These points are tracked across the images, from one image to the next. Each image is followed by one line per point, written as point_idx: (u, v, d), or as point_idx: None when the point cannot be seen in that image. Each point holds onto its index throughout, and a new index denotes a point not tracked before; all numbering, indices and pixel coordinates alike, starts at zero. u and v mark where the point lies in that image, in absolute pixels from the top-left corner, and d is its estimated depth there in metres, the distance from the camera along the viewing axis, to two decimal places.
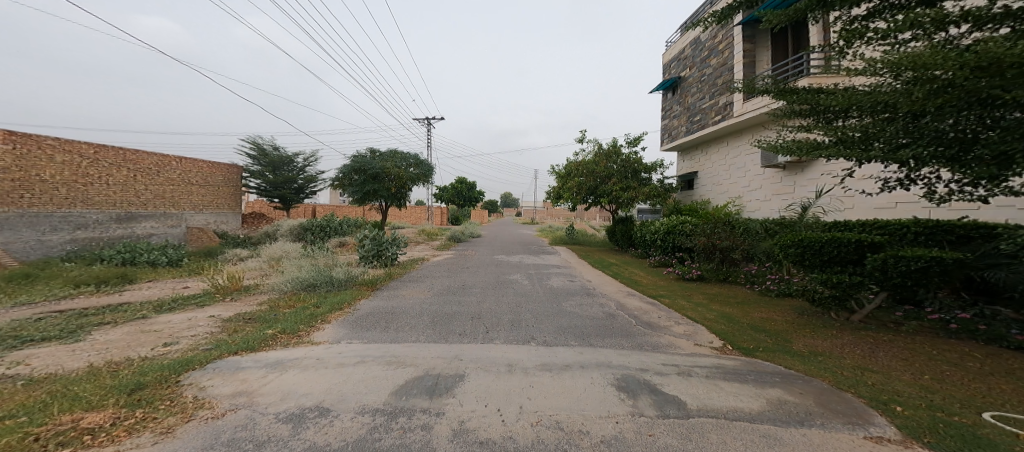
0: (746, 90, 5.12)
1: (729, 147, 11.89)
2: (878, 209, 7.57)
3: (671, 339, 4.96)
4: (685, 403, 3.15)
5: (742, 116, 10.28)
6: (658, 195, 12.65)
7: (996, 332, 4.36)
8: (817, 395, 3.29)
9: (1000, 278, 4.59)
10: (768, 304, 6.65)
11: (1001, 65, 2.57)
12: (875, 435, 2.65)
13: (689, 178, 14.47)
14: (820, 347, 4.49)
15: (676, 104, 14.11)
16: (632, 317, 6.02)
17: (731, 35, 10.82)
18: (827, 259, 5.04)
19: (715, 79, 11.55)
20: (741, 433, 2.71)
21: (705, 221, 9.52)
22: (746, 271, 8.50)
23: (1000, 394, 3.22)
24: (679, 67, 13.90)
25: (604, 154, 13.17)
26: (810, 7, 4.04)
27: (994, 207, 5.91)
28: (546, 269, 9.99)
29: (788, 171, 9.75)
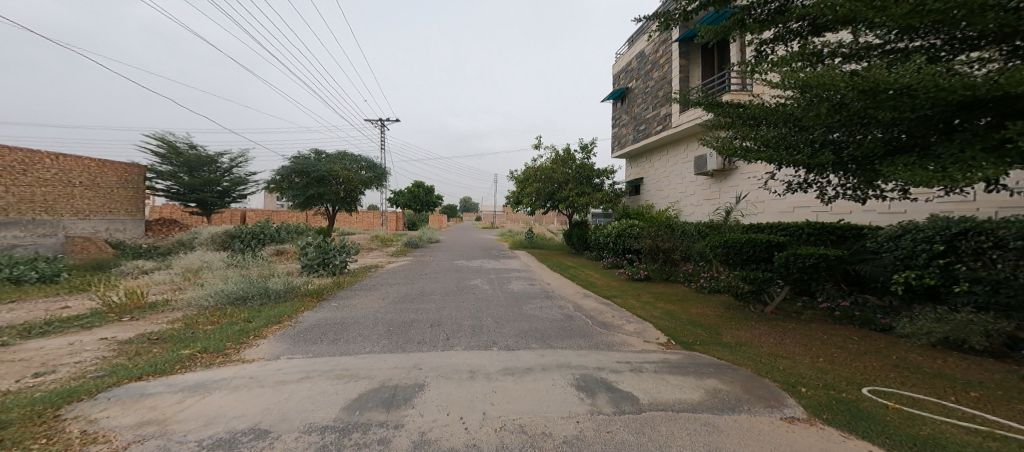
0: (680, 102, 5.50)
1: (669, 155, 12.80)
2: (782, 213, 8.60)
3: (623, 337, 5.23)
4: (638, 398, 3.33)
5: (678, 126, 11.15)
6: (610, 200, 13.26)
7: (867, 318, 5.17)
8: (743, 383, 3.63)
9: (866, 271, 5.45)
10: (703, 300, 7.23)
11: (878, 89, 2.87)
12: (789, 416, 2.99)
13: (636, 184, 15.32)
14: (744, 338, 4.98)
15: (624, 113, 14.93)
16: (588, 317, 6.25)
17: (670, 50, 11.72)
18: (746, 258, 5.61)
19: (657, 91, 12.42)
20: (686, 423, 2.92)
21: (651, 224, 10.20)
22: (684, 271, 9.11)
23: (876, 371, 3.78)
24: (627, 77, 14.70)
25: (560, 160, 13.51)
26: (733, 27, 4.46)
27: (861, 211, 6.93)
28: (506, 273, 10.03)
29: (715, 179, 10.69)
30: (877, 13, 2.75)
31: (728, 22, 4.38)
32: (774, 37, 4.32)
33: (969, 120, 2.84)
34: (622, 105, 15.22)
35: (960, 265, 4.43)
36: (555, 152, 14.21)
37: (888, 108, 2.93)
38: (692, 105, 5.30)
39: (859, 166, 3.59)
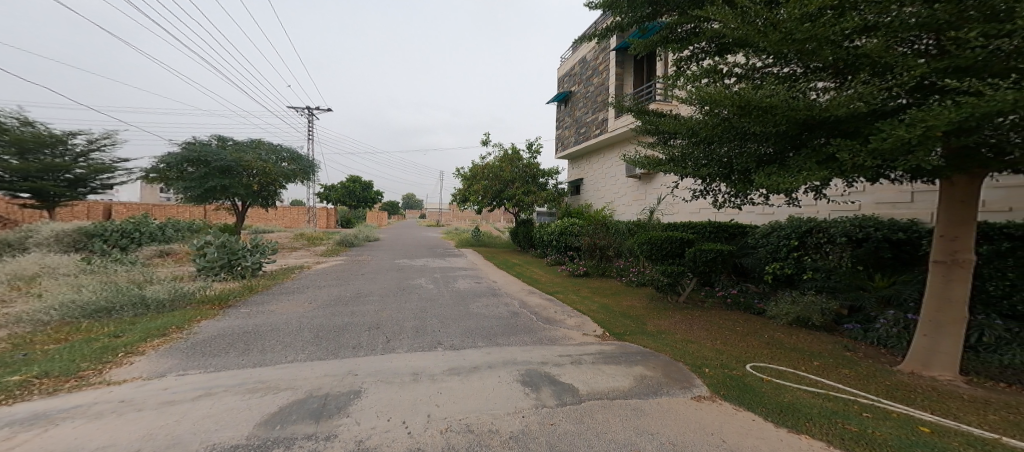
0: (616, 107, 5.84)
1: (605, 157, 13.53)
2: (692, 213, 9.55)
3: (564, 331, 5.41)
4: (577, 389, 3.48)
5: (613, 131, 11.84)
6: (554, 200, 13.64)
7: (748, 303, 5.96)
8: (663, 367, 3.98)
9: (749, 262, 6.52)
10: (632, 293, 7.77)
11: (751, 108, 3.26)
12: (698, 395, 3.34)
13: (577, 184, 15.98)
14: (665, 326, 5.45)
15: (567, 115, 15.47)
16: (533, 314, 6.34)
17: (608, 58, 12.36)
18: (665, 253, 6.21)
19: (596, 97, 13.04)
20: (619, 409, 3.11)
21: (591, 222, 10.76)
22: (617, 266, 9.60)
23: (753, 349, 4.38)
24: (570, 81, 15.24)
25: (507, 159, 13.62)
26: (658, 42, 4.94)
27: (745, 212, 7.96)
28: (452, 272, 9.86)
29: (642, 181, 11.52)
30: (762, 37, 3.10)
31: (656, 38, 4.81)
32: (689, 56, 4.83)
33: (814, 138, 3.39)
34: (565, 108, 15.77)
35: (807, 257, 5.60)
36: (501, 151, 14.27)
37: (760, 123, 3.33)
38: (625, 111, 5.69)
39: (739, 176, 4.11)
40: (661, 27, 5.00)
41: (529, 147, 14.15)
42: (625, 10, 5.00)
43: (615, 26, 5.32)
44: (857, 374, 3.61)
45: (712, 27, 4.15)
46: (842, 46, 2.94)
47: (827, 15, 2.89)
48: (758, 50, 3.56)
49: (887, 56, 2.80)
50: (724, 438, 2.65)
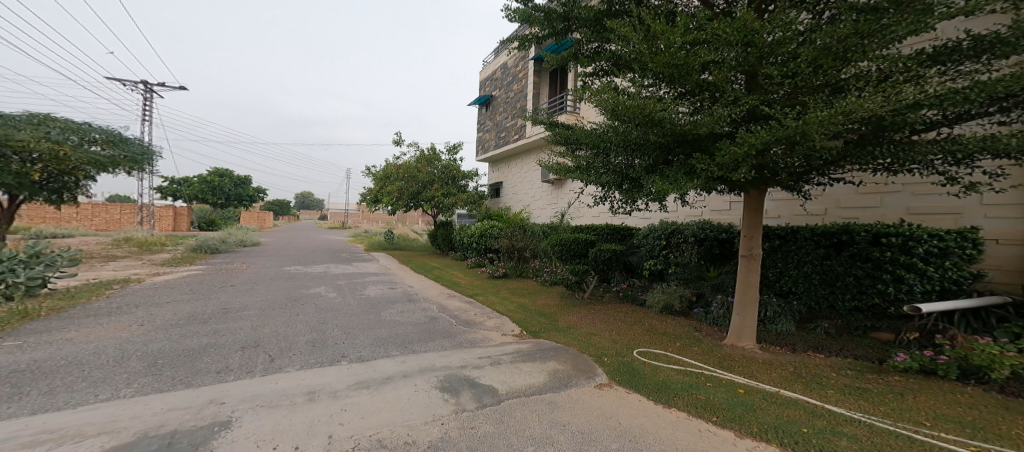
0: (531, 116, 5.78)
1: (523, 162, 13.85)
2: (597, 216, 10.21)
3: (484, 333, 5.05)
4: (497, 390, 3.21)
5: (531, 137, 12.20)
6: (474, 202, 13.45)
7: (634, 295, 6.60)
8: (572, 360, 4.03)
9: (635, 259, 7.12)
10: (547, 292, 7.90)
11: (640, 116, 3.47)
12: (601, 383, 3.47)
13: (496, 187, 16.05)
14: (574, 321, 5.59)
15: (487, 119, 15.51)
16: (452, 317, 5.86)
17: (527, 67, 12.74)
18: (572, 254, 6.68)
19: (516, 103, 13.32)
20: (535, 405, 2.98)
21: (510, 225, 10.96)
22: (532, 267, 9.69)
23: (638, 336, 4.78)
24: (491, 86, 15.31)
25: (425, 159, 13.15)
26: (569, 58, 5.03)
27: (635, 217, 8.59)
28: (362, 278, 9.02)
29: (556, 186, 12.01)
30: (651, 56, 3.29)
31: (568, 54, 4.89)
32: (594, 72, 4.99)
33: (673, 155, 3.91)
34: (486, 112, 15.84)
35: (671, 253, 6.30)
36: (419, 151, 13.68)
37: (649, 130, 3.57)
38: (539, 121, 5.64)
39: (626, 185, 4.29)
40: (573, 44, 4.98)
41: (449, 148, 13.81)
42: (541, 24, 4.86)
43: (532, 35, 5.28)
44: (701, 350, 4.14)
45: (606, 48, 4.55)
46: (699, 76, 3.35)
47: (695, 45, 3.26)
48: (640, 68, 3.66)
49: (721, 88, 3.31)
50: (620, 421, 2.75)
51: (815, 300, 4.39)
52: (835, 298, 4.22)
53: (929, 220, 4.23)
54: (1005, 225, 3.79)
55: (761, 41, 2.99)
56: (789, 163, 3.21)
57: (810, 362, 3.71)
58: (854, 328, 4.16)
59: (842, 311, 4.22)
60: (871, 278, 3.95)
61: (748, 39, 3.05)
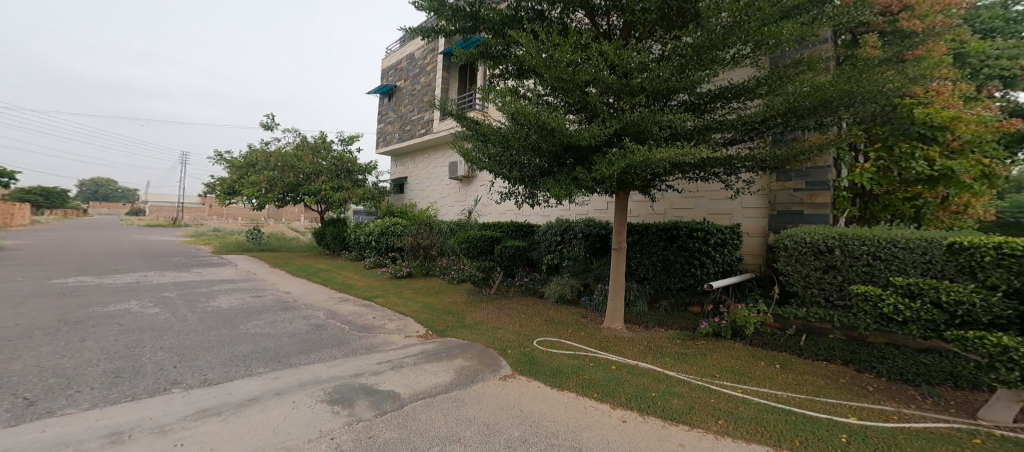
0: (440, 108, 5.68)
1: (430, 158, 13.54)
2: (503, 214, 10.51)
3: (385, 337, 4.87)
4: (399, 394, 3.15)
5: (438, 133, 12.02)
6: (370, 198, 12.41)
7: (536, 288, 7.04)
8: (478, 356, 4.16)
9: (537, 254, 7.56)
10: (454, 290, 7.90)
11: (533, 120, 3.75)
12: (506, 375, 3.65)
13: (400, 183, 15.31)
14: (481, 317, 5.74)
15: (391, 110, 14.76)
16: (346, 323, 5.49)
17: (435, 61, 12.50)
18: (478, 250, 6.87)
19: (423, 96, 12.94)
20: (441, 404, 3.02)
21: (412, 222, 10.62)
22: (439, 265, 9.57)
23: (537, 327, 5.16)
24: (395, 76, 14.60)
25: (309, 148, 12.15)
26: (478, 56, 5.01)
27: (537, 215, 9.07)
28: (216, 287, 7.78)
29: (463, 183, 12.02)
30: (544, 68, 3.66)
31: (476, 51, 4.85)
32: (501, 73, 5.08)
33: (565, 160, 4.28)
34: (389, 102, 15.02)
35: (567, 248, 6.87)
36: (302, 138, 12.58)
37: (545, 135, 3.89)
38: (447, 113, 5.58)
39: (528, 182, 4.57)
40: (480, 42, 5.01)
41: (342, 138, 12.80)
42: (450, 18, 4.86)
43: (439, 29, 5.23)
44: (586, 334, 4.66)
45: (510, 50, 4.65)
46: (583, 90, 3.80)
47: (580, 62, 3.70)
48: (537, 78, 4.06)
49: (597, 105, 3.77)
50: (522, 408, 2.95)
51: (664, 286, 5.24)
52: (673, 282, 5.14)
53: (715, 217, 5.64)
54: (752, 222, 5.26)
55: (625, 67, 3.56)
56: (639, 171, 3.85)
57: (668, 337, 4.43)
58: (680, 304, 5.11)
59: (677, 292, 5.16)
60: (697, 263, 4.91)
61: (618, 62, 3.59)
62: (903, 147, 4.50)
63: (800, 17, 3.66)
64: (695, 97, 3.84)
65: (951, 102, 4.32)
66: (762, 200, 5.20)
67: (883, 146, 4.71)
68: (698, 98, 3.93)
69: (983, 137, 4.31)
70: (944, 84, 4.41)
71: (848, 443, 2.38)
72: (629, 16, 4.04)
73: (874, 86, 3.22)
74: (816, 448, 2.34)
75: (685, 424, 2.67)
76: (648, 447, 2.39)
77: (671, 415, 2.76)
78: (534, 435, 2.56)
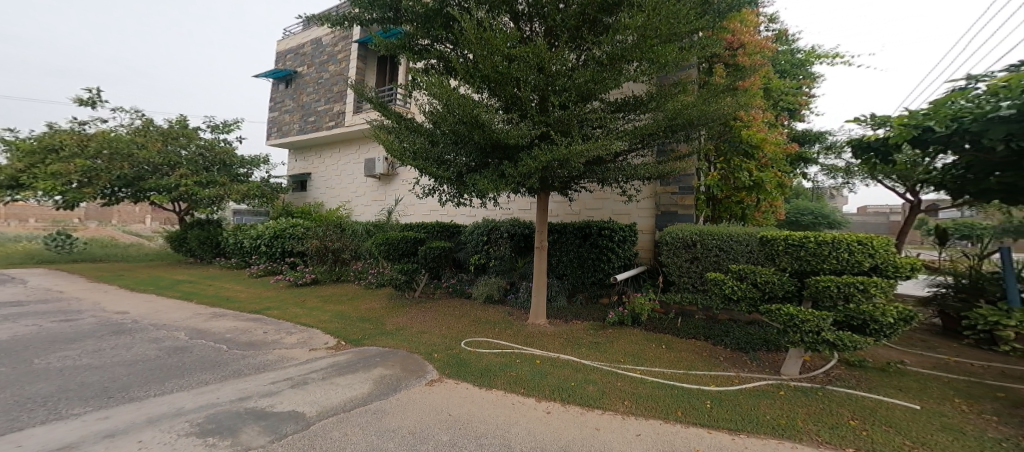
0: (358, 95, 5.28)
1: (340, 153, 12.55)
2: (427, 214, 10.17)
3: (282, 352, 4.34)
4: (304, 414, 2.84)
5: (351, 127, 11.23)
6: (259, 195, 10.98)
7: (462, 289, 6.99)
8: (400, 363, 3.98)
9: (463, 256, 7.47)
10: (370, 295, 7.43)
11: (464, 113, 3.77)
12: (432, 379, 3.56)
13: (300, 180, 13.79)
14: (403, 323, 5.49)
15: (289, 99, 13.24)
16: (225, 340, 4.71)
17: (348, 49, 11.63)
18: (401, 252, 6.52)
19: (331, 86, 11.95)
20: (358, 418, 2.81)
21: (316, 224, 9.66)
22: (354, 269, 8.95)
23: (465, 328, 5.10)
24: (295, 61, 13.15)
25: (159, 134, 10.24)
26: (397, 47, 4.80)
27: (464, 215, 8.97)
28: (28, 308, 6.03)
29: (382, 181, 11.39)
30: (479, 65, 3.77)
31: (398, 43, 4.70)
32: (428, 66, 4.92)
33: (492, 159, 4.35)
34: (286, 89, 13.46)
35: (493, 248, 6.92)
36: (147, 122, 10.53)
37: (475, 129, 3.92)
38: (367, 101, 5.22)
39: (455, 180, 4.45)
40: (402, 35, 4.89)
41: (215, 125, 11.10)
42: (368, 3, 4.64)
43: (354, 16, 4.91)
44: (512, 332, 4.76)
45: (438, 44, 4.54)
46: (512, 89, 3.93)
47: (512, 61, 3.82)
48: (465, 78, 4.16)
49: (525, 105, 3.93)
50: (450, 412, 2.91)
51: (582, 282, 5.59)
52: (590, 278, 5.51)
53: (618, 216, 6.22)
54: (645, 221, 5.96)
55: (550, 69, 3.77)
56: (559, 172, 4.05)
57: (587, 328, 4.74)
58: (598, 299, 5.52)
59: (592, 287, 5.56)
60: (608, 260, 5.34)
61: (544, 65, 3.79)
62: (736, 161, 5.89)
63: (688, 43, 4.26)
64: (607, 105, 4.20)
65: (761, 126, 5.72)
66: (649, 202, 5.96)
67: (724, 159, 6.01)
68: (609, 103, 4.32)
69: (777, 157, 6.01)
70: (758, 112, 5.70)
71: (710, 407, 2.85)
72: (553, 22, 4.23)
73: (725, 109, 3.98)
74: (694, 416, 2.73)
75: (599, 408, 2.90)
76: (568, 436, 2.53)
77: (589, 402, 2.97)
78: (463, 438, 2.53)
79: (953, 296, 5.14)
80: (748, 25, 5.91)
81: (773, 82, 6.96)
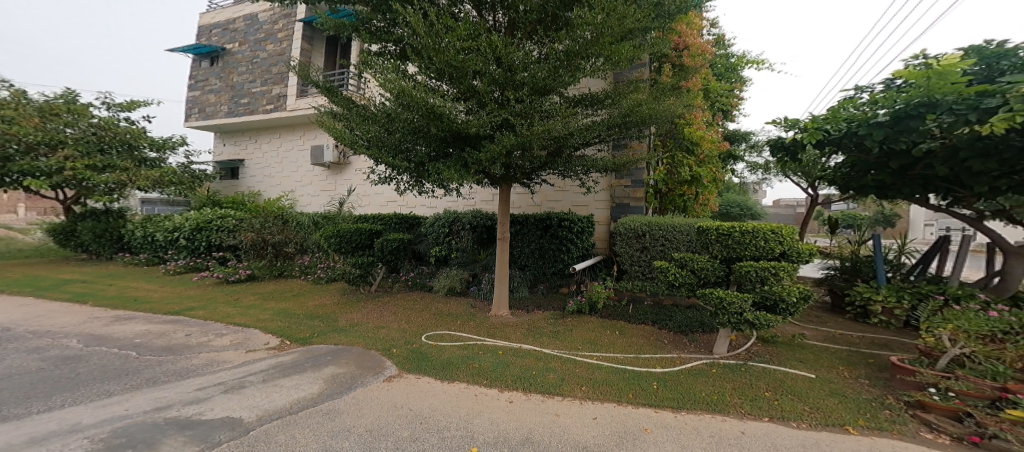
0: (302, 77, 4.87)
1: (280, 139, 11.61)
2: (383, 206, 9.76)
3: (210, 355, 3.93)
4: (241, 419, 2.61)
5: (294, 111, 10.46)
6: (177, 183, 9.78)
7: (423, 282, 6.81)
8: (355, 360, 3.81)
9: (423, 248, 7.25)
10: (319, 291, 7.00)
11: (418, 104, 3.61)
12: (390, 375, 3.44)
13: (228, 166, 12.50)
14: (357, 318, 5.25)
15: (214, 77, 11.87)
16: (132, 346, 4.11)
17: (290, 28, 10.75)
18: (355, 245, 6.17)
19: (269, 67, 10.99)
20: (307, 420, 2.64)
21: (252, 215, 8.86)
22: (300, 264, 8.36)
23: (427, 322, 4.98)
24: (223, 36, 11.86)
25: (35, 109, 8.67)
26: (346, 28, 4.58)
27: (425, 206, 8.70)
28: None
29: (332, 170, 10.73)
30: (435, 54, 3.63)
31: (348, 24, 4.49)
32: (382, 49, 4.64)
33: (452, 149, 4.25)
34: (211, 67, 12.07)
35: (454, 239, 6.79)
36: (16, 94, 8.87)
37: (433, 120, 3.78)
38: (312, 84, 4.83)
39: (414, 170, 4.30)
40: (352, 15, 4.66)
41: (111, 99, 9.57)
42: None
43: None
44: (475, 324, 4.72)
45: (392, 29, 4.28)
46: (471, 80, 3.83)
47: (471, 51, 3.72)
48: (422, 65, 3.99)
49: (483, 96, 3.85)
50: (411, 407, 2.83)
51: (544, 272, 5.67)
52: (552, 267, 5.60)
53: (577, 207, 6.34)
54: (602, 213, 6.15)
55: (509, 60, 3.71)
56: (520, 163, 4.04)
57: (547, 317, 4.81)
58: (558, 288, 5.63)
59: (554, 277, 5.66)
60: (569, 249, 5.45)
61: (502, 57, 3.72)
62: (678, 157, 6.29)
63: (643, 40, 4.37)
64: (565, 99, 4.22)
65: (700, 123, 6.13)
66: (606, 194, 6.14)
67: (670, 156, 6.37)
68: (567, 98, 4.36)
69: (712, 154, 6.50)
70: (699, 112, 6.15)
71: (656, 388, 3.02)
72: (515, 13, 4.16)
73: (671, 108, 4.17)
74: (644, 398, 2.87)
75: (559, 395, 2.96)
76: (530, 424, 2.55)
77: (551, 389, 3.02)
78: (425, 432, 2.47)
79: (839, 277, 5.92)
80: (692, 28, 6.23)
81: (711, 83, 7.45)
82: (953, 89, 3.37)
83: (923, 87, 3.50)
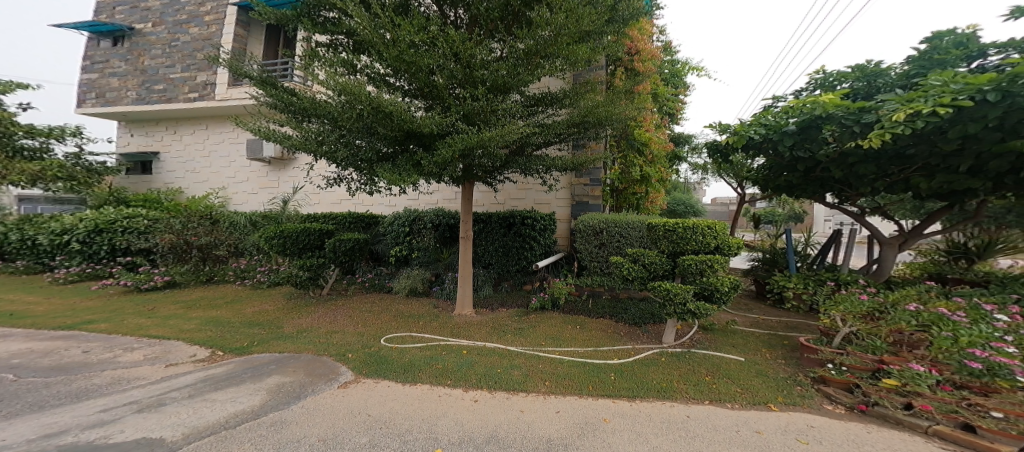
0: (233, 68, 4.40)
1: (207, 130, 10.53)
2: (334, 204, 9.22)
3: (116, 372, 3.46)
4: (163, 439, 2.32)
5: (225, 101, 9.59)
6: (68, 178, 8.51)
7: (382, 283, 6.53)
8: (304, 367, 3.54)
9: (382, 249, 6.94)
10: (258, 297, 6.44)
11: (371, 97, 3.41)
12: (345, 381, 3.24)
13: (140, 159, 11.11)
14: (306, 324, 4.90)
15: (118, 59, 10.42)
16: (8, 367, 3.51)
17: (221, 11, 9.79)
18: (302, 246, 5.72)
19: (193, 51, 9.90)
20: (246, 434, 2.40)
21: (170, 214, 7.92)
22: (235, 268, 7.64)
23: (386, 324, 4.77)
24: (133, 14, 10.49)
25: None
26: (289, 18, 4.21)
27: (382, 204, 8.34)
28: None
29: (273, 166, 9.95)
30: (389, 48, 3.47)
31: (292, 13, 4.14)
32: (328, 42, 4.33)
33: (407, 145, 4.06)
34: (115, 47, 10.59)
35: (415, 239, 6.56)
36: None
37: (387, 115, 3.60)
38: (245, 76, 4.38)
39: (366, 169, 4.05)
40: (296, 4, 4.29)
41: None
42: None
43: None
44: (439, 324, 4.59)
45: (339, 19, 4.00)
46: (428, 76, 3.71)
47: (428, 46, 3.60)
48: (375, 57, 3.78)
49: (441, 93, 3.74)
50: (368, 413, 2.67)
51: (507, 270, 5.65)
52: (516, 265, 5.59)
53: (538, 205, 6.38)
54: (563, 211, 6.24)
55: (468, 57, 3.63)
56: (480, 162, 3.96)
57: (509, 315, 4.79)
58: (520, 285, 5.63)
59: (518, 275, 5.66)
60: (532, 247, 5.47)
61: (462, 54, 3.65)
62: (630, 157, 6.49)
63: (600, 44, 4.49)
64: (524, 98, 4.23)
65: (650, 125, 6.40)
66: (565, 192, 6.23)
67: (622, 156, 6.55)
68: (527, 96, 4.35)
69: (660, 155, 6.82)
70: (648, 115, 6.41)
71: (613, 378, 3.11)
72: (474, 11, 4.09)
73: (626, 110, 4.33)
74: (603, 388, 2.95)
75: (523, 391, 2.94)
76: (495, 421, 2.51)
77: (514, 386, 3.00)
78: (384, 438, 2.34)
79: (761, 268, 6.47)
80: (643, 34, 6.40)
81: (659, 89, 7.79)
82: (843, 104, 3.81)
83: (820, 101, 3.92)
